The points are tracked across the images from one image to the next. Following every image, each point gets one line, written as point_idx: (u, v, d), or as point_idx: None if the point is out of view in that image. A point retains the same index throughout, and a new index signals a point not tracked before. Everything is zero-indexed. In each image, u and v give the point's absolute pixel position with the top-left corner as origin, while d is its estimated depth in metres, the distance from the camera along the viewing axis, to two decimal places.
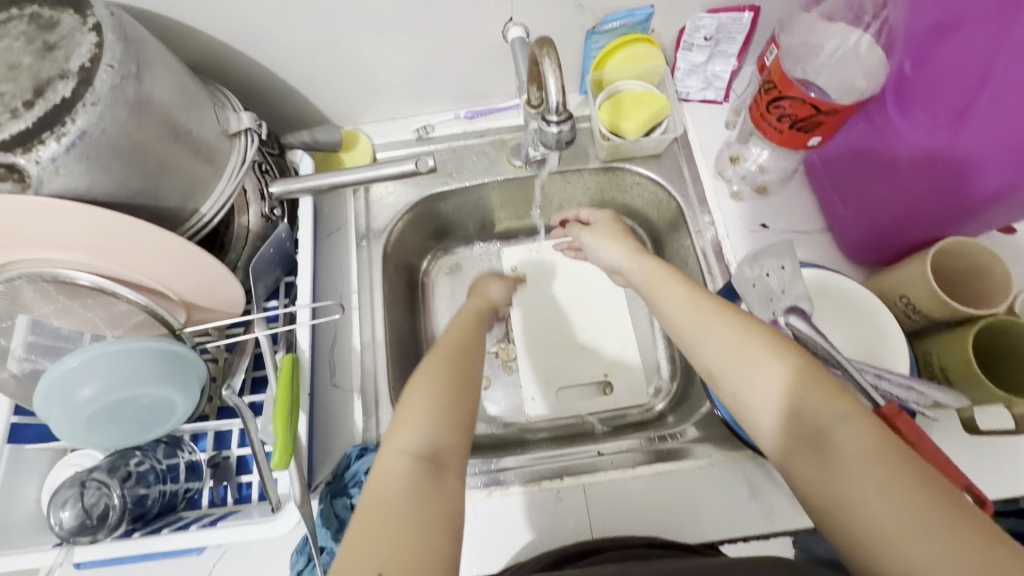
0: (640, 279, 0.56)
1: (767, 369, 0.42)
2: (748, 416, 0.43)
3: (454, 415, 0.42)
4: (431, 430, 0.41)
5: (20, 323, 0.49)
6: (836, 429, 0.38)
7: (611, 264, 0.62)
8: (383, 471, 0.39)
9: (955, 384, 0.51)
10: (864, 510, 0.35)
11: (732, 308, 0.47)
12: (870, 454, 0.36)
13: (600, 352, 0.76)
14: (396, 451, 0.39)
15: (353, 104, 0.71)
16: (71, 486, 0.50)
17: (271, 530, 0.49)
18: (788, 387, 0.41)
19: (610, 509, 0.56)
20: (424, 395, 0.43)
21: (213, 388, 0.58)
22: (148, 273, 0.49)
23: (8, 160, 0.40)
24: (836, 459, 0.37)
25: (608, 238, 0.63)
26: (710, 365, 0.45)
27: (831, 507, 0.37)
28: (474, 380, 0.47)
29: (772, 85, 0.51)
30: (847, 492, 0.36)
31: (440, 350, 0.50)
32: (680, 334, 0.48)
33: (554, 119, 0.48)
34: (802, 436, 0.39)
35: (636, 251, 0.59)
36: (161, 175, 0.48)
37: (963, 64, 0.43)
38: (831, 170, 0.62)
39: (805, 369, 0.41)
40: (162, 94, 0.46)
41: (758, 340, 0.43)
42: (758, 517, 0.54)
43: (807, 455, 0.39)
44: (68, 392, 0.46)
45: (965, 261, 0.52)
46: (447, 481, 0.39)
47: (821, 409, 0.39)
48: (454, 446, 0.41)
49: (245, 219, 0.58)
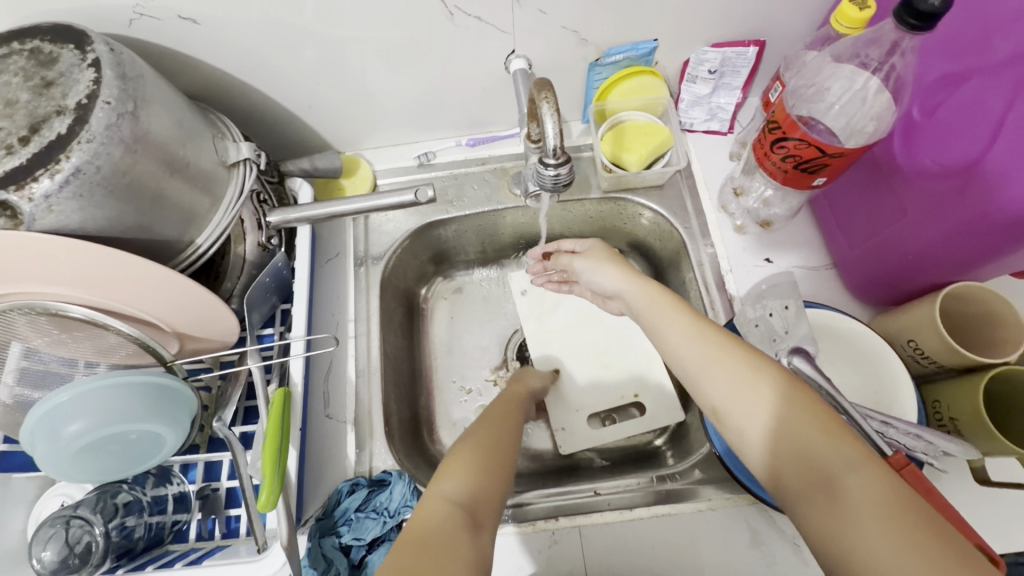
0: (638, 304, 0.54)
1: (776, 410, 0.41)
2: (754, 457, 0.42)
3: (496, 477, 0.44)
4: (475, 484, 0.42)
5: (14, 353, 0.48)
6: (846, 477, 0.37)
7: (608, 291, 0.59)
8: (424, 515, 0.39)
9: (966, 435, 0.49)
10: (878, 566, 0.33)
11: (738, 340, 0.46)
12: (882, 504, 0.35)
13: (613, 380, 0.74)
14: (440, 498, 0.41)
15: (355, 131, 0.71)
16: (53, 524, 0.49)
17: (257, 571, 0.48)
18: (797, 429, 0.40)
19: (606, 553, 0.54)
20: (471, 453, 0.46)
21: (206, 417, 0.58)
22: (140, 306, 0.48)
23: (0, 197, 0.40)
24: (846, 508, 0.36)
25: (605, 262, 0.60)
26: (716, 402, 0.44)
27: (840, 560, 0.36)
28: (511, 451, 0.49)
29: (775, 125, 0.50)
30: (855, 540, 0.35)
31: (484, 420, 0.53)
32: (684, 367, 0.47)
33: (551, 161, 0.45)
34: (811, 481, 0.39)
35: (631, 277, 0.56)
36: (158, 209, 0.48)
37: (977, 112, 0.43)
38: (835, 207, 0.61)
39: (814, 411, 0.41)
40: (159, 129, 0.46)
41: (766, 379, 0.43)
42: (759, 566, 0.53)
43: (817, 503, 0.38)
44: (55, 428, 0.45)
45: (978, 308, 0.51)
46: (482, 538, 0.39)
47: (831, 454, 0.38)
48: (492, 506, 0.42)
49: (242, 249, 0.57)
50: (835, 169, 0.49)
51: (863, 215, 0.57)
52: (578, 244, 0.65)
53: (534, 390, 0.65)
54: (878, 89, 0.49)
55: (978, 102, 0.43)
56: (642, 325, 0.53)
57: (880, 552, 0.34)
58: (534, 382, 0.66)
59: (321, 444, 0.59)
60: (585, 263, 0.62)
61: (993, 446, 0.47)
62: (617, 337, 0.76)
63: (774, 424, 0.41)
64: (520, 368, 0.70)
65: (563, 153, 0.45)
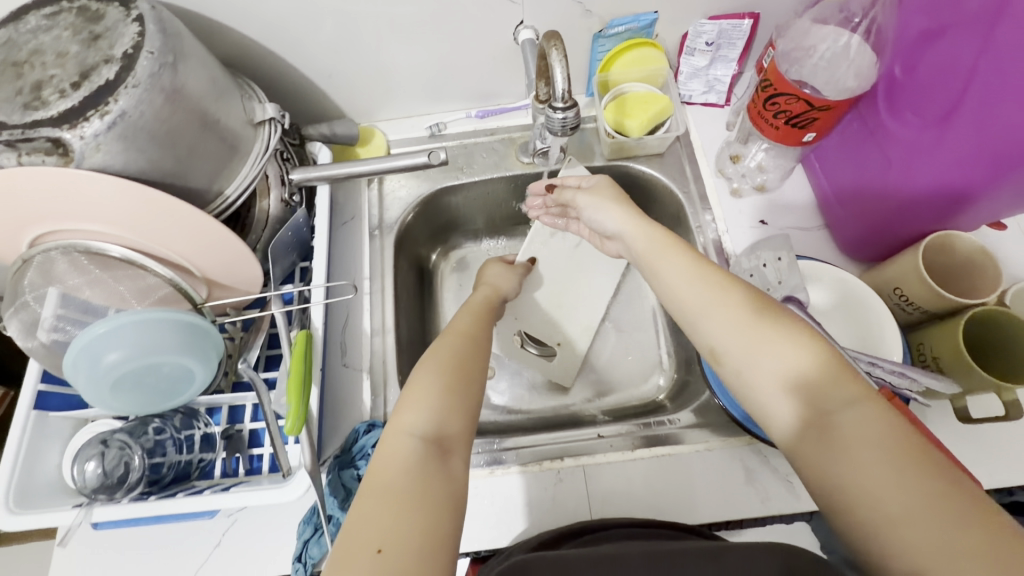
0: (640, 247, 0.54)
1: (774, 350, 0.42)
2: (750, 396, 0.44)
3: (456, 402, 0.45)
4: (437, 415, 0.44)
5: (50, 296, 0.51)
6: (841, 412, 0.39)
7: (609, 231, 0.58)
8: (391, 452, 0.41)
9: (947, 373, 0.52)
10: (868, 494, 0.35)
11: (738, 282, 0.47)
12: (877, 437, 0.37)
13: (563, 326, 0.77)
14: (405, 433, 0.42)
15: (371, 101, 0.74)
16: (95, 444, 0.53)
17: (282, 496, 0.51)
18: (793, 368, 0.41)
19: (608, 489, 0.58)
20: (431, 380, 0.46)
21: (229, 364, 0.59)
22: (174, 249, 0.52)
23: (55, 135, 0.43)
24: (841, 444, 0.38)
25: (609, 202, 0.58)
26: (714, 343, 0.45)
27: (831, 490, 0.37)
28: (480, 370, 0.49)
29: (768, 83, 0.54)
30: (850, 474, 0.36)
31: (450, 339, 0.52)
32: (684, 310, 0.48)
33: (559, 105, 0.49)
34: (805, 417, 0.40)
35: (635, 215, 0.56)
36: (193, 158, 0.51)
37: (949, 66, 0.46)
38: (826, 166, 0.65)
39: (812, 351, 0.41)
40: (195, 85, 0.49)
41: (764, 320, 0.44)
42: (753, 501, 0.56)
43: (811, 439, 0.39)
44: (93, 359, 0.48)
45: (957, 257, 0.54)
46: (452, 463, 0.42)
47: (826, 392, 0.40)
48: (459, 431, 0.44)
49: (266, 204, 0.61)
50: (823, 121, 0.54)
51: (852, 170, 0.60)
52: (574, 184, 0.63)
53: (503, 293, 0.67)
54: (860, 43, 0.55)
55: (953, 60, 0.45)
56: (642, 268, 0.54)
57: (872, 482, 0.35)
58: (507, 288, 0.68)
59: (338, 390, 0.63)
60: (585, 198, 0.60)
61: (973, 382, 0.50)
62: (588, 290, 0.77)
63: (770, 364, 0.42)
64: (489, 261, 0.73)
65: (570, 97, 0.48)
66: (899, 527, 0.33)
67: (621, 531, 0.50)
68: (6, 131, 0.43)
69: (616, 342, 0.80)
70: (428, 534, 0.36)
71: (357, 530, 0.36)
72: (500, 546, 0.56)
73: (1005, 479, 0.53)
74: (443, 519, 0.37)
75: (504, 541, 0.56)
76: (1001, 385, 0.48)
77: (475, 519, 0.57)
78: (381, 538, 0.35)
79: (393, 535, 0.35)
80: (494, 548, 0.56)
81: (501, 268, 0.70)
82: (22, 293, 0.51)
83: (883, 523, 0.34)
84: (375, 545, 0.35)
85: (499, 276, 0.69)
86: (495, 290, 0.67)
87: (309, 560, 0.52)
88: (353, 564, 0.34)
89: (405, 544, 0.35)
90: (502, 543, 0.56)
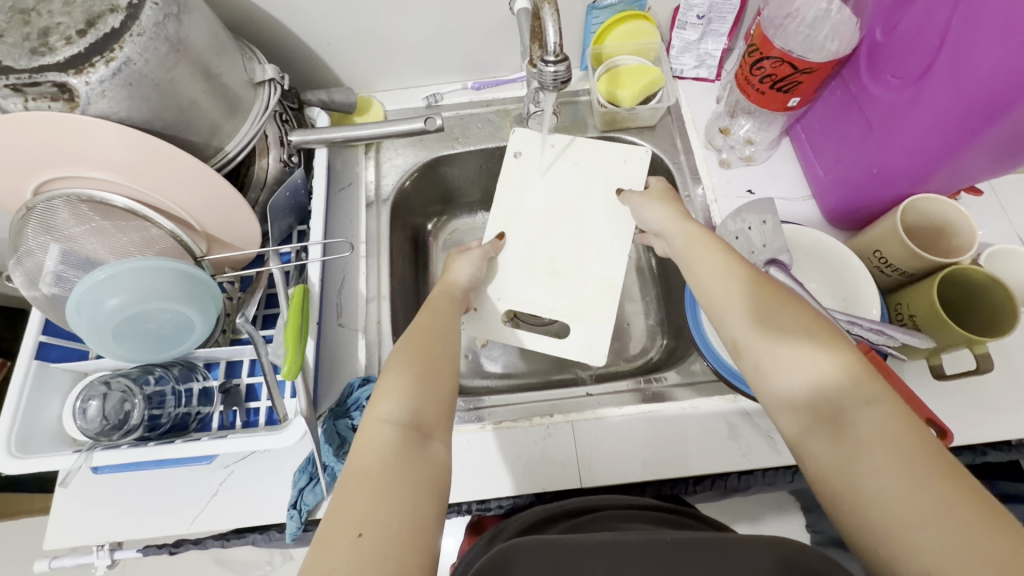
0: (679, 241, 0.55)
1: (799, 345, 0.41)
2: (766, 389, 0.42)
3: (432, 388, 0.44)
4: (412, 401, 0.42)
5: (51, 252, 0.53)
6: (859, 411, 0.37)
7: (654, 228, 0.60)
8: (366, 441, 0.39)
9: (923, 329, 0.54)
10: (877, 494, 0.34)
11: (766, 277, 0.47)
12: (897, 439, 0.35)
13: (579, 291, 0.68)
14: (380, 420, 0.40)
15: (369, 71, 0.76)
16: (98, 385, 0.55)
17: (277, 442, 0.53)
18: (815, 365, 0.40)
19: (596, 444, 0.59)
20: (405, 366, 0.44)
21: (228, 322, 0.61)
22: (175, 200, 0.54)
23: (61, 80, 0.44)
24: (854, 442, 0.36)
25: (655, 201, 0.61)
26: (736, 334, 0.45)
27: (840, 488, 0.36)
28: (454, 355, 0.48)
29: (755, 48, 0.58)
30: (862, 474, 0.35)
31: (420, 330, 0.49)
32: (709, 301, 0.48)
33: (551, 59, 0.50)
34: (821, 415, 0.39)
35: (679, 213, 0.57)
36: (193, 113, 0.52)
37: (926, 27, 0.48)
38: (812, 136, 0.67)
39: (836, 348, 0.40)
40: (198, 38, 0.51)
41: (787, 313, 0.43)
42: (737, 455, 0.58)
43: (824, 436, 0.38)
44: (97, 302, 0.50)
45: (930, 220, 0.56)
46: (432, 448, 0.40)
47: (845, 390, 0.38)
48: (436, 416, 0.42)
49: (265, 162, 0.62)
50: (806, 84, 0.58)
51: (838, 141, 0.62)
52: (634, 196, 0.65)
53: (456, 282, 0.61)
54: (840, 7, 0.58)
55: (928, 29, 0.48)
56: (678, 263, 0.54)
57: (883, 484, 0.34)
58: (460, 277, 0.62)
59: (334, 349, 0.64)
60: (639, 199, 0.63)
61: (946, 336, 0.52)
62: (587, 249, 0.68)
63: (792, 358, 0.41)
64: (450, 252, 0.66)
65: (561, 50, 0.50)
66: (907, 528, 0.32)
67: (616, 511, 0.48)
68: (12, 76, 0.44)
69: None
70: (409, 520, 0.35)
71: (337, 516, 0.34)
72: (492, 495, 0.58)
73: (973, 432, 0.55)
74: (423, 504, 0.37)
75: (495, 491, 0.58)
76: (973, 339, 0.50)
77: (467, 472, 0.59)
78: (362, 522, 0.34)
79: (373, 520, 0.34)
80: (487, 498, 0.58)
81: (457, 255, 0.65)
82: (25, 241, 0.52)
83: (890, 523, 0.33)
84: (354, 531, 0.33)
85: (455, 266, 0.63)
86: (448, 284, 0.61)
87: (304, 507, 0.54)
88: (335, 551, 0.32)
89: (385, 528, 0.34)
90: (493, 493, 0.58)
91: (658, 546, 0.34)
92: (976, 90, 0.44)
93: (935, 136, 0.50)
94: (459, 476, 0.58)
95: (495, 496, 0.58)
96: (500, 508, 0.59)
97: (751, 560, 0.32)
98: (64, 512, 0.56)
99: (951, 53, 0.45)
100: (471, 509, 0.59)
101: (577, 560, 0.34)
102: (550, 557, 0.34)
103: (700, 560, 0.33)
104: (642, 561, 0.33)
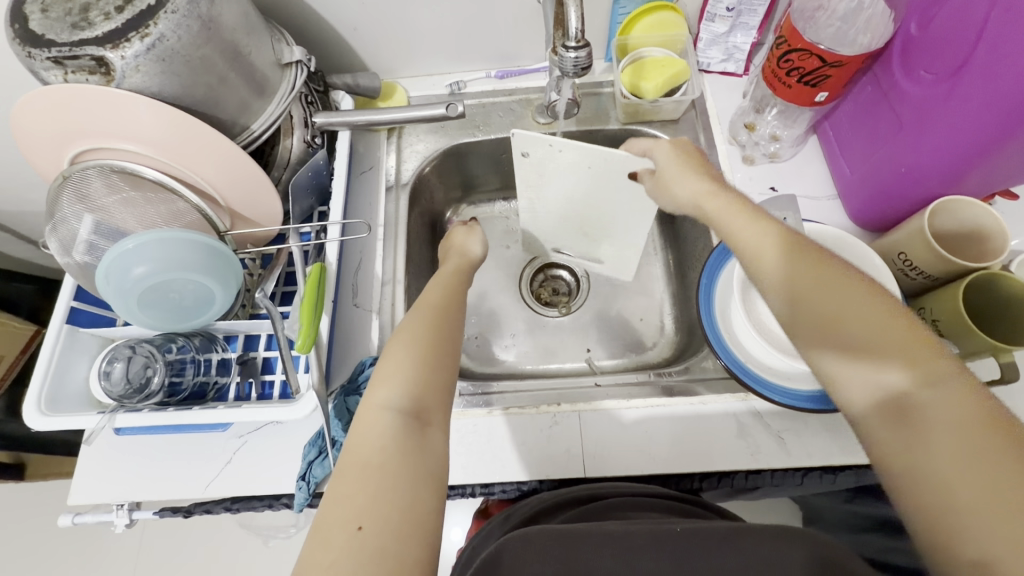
0: (718, 220, 0.48)
1: (860, 328, 0.39)
2: (826, 373, 0.41)
3: (433, 375, 0.44)
4: (413, 389, 0.42)
5: (85, 222, 0.55)
6: (925, 398, 0.35)
7: (680, 202, 0.53)
8: (367, 428, 0.40)
9: (946, 335, 0.52)
10: (948, 485, 0.33)
11: (819, 252, 0.43)
12: (966, 433, 0.33)
13: (619, 247, 0.73)
14: (378, 408, 0.41)
15: (395, 58, 0.77)
16: (124, 351, 0.57)
17: (289, 414, 0.54)
18: (874, 349, 0.38)
19: (602, 433, 0.60)
20: (408, 353, 0.44)
21: (247, 297, 0.63)
22: (201, 173, 0.55)
23: (98, 54, 0.46)
24: (920, 430, 0.35)
25: (678, 172, 0.53)
26: (787, 315, 0.42)
27: (908, 477, 0.35)
28: (456, 339, 0.48)
29: (783, 40, 0.57)
30: (930, 464, 0.34)
31: (422, 311, 0.49)
32: (758, 279, 0.44)
33: (573, 44, 0.51)
34: (887, 402, 0.37)
35: (715, 191, 0.50)
36: (222, 89, 0.53)
37: (964, 21, 0.46)
38: (840, 134, 0.65)
39: (896, 330, 0.38)
40: (229, 18, 0.52)
41: (851, 292, 0.40)
42: (746, 454, 0.57)
43: (888, 422, 0.36)
44: (124, 270, 0.52)
45: (960, 223, 0.54)
46: (431, 434, 0.41)
47: (907, 375, 0.36)
48: (438, 402, 0.43)
49: (289, 142, 0.64)
50: (836, 78, 0.57)
51: (866, 138, 0.61)
52: (646, 143, 0.58)
53: (472, 257, 0.62)
54: None
55: (967, 23, 0.46)
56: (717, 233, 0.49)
57: (953, 478, 0.33)
58: (473, 251, 0.62)
59: (348, 327, 0.66)
60: (650, 187, 0.57)
61: (971, 343, 0.50)
62: (617, 220, 0.69)
63: (853, 348, 0.39)
64: (453, 227, 0.67)
65: (583, 35, 0.50)
66: (974, 520, 0.31)
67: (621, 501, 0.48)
68: (54, 49, 0.46)
69: (622, 306, 0.81)
70: (410, 512, 0.36)
71: (334, 508, 0.36)
72: (495, 481, 0.58)
73: None
74: (427, 497, 0.37)
75: (498, 477, 0.58)
76: (998, 346, 0.48)
77: (472, 456, 0.60)
78: (362, 515, 0.35)
79: (374, 513, 0.35)
80: (491, 482, 0.59)
81: (463, 232, 0.64)
82: (61, 209, 0.54)
83: (948, 509, 0.32)
84: (353, 524, 0.34)
85: (463, 239, 0.63)
86: (463, 257, 0.61)
87: (312, 479, 0.55)
88: (334, 547, 0.34)
89: (386, 523, 0.35)
90: (496, 479, 0.58)
91: (669, 539, 0.34)
92: (1014, 86, 0.43)
93: (966, 134, 0.48)
94: (466, 459, 0.59)
95: (499, 481, 0.58)
96: (503, 493, 0.59)
97: (765, 558, 0.31)
98: (86, 467, 0.59)
99: (988, 49, 0.44)
100: (476, 492, 0.59)
101: (587, 560, 0.34)
102: (564, 549, 0.34)
103: (712, 553, 0.32)
104: (654, 554, 0.33)
